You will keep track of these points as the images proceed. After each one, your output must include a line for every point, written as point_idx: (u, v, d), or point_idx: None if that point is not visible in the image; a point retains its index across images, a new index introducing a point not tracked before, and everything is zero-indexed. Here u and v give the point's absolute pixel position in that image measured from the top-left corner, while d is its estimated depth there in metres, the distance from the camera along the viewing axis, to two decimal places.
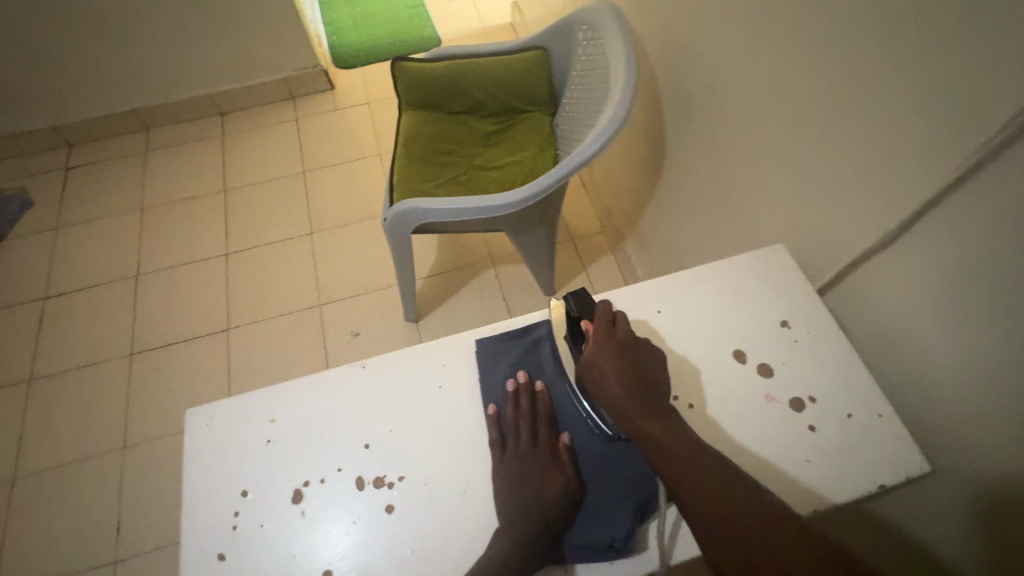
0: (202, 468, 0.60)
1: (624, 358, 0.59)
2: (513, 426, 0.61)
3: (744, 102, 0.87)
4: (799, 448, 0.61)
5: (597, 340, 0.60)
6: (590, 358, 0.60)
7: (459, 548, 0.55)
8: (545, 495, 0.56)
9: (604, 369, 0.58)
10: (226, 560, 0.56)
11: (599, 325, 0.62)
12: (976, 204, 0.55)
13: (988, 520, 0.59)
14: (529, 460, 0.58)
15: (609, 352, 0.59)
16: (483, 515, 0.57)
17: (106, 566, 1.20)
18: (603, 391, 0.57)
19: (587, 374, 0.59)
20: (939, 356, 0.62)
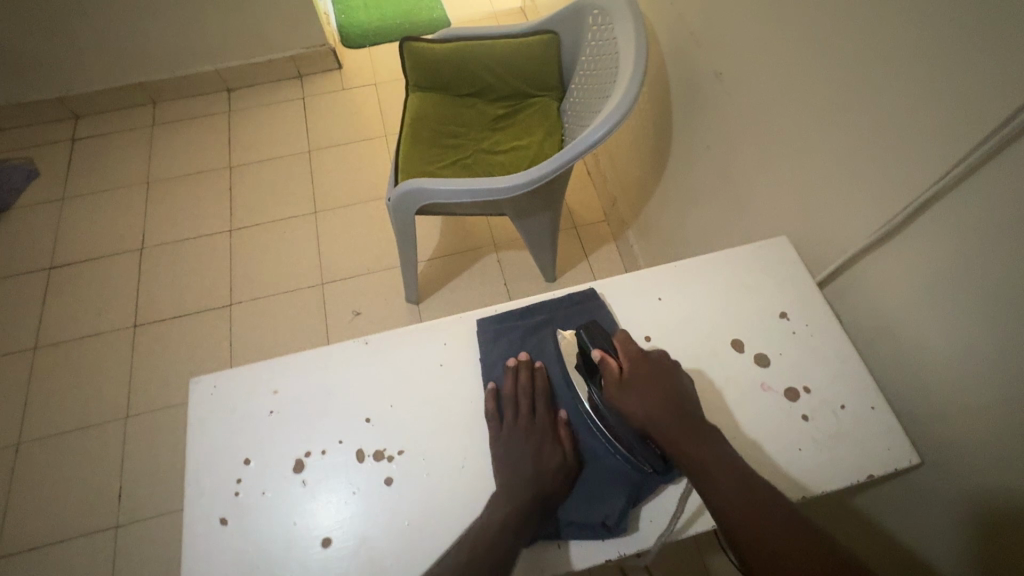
0: (206, 435, 0.61)
1: (655, 383, 0.58)
2: (514, 404, 0.62)
3: (753, 92, 0.87)
4: (793, 436, 0.62)
5: (630, 363, 0.60)
6: (621, 379, 0.58)
7: (453, 512, 0.57)
8: (542, 468, 0.57)
9: (637, 389, 0.57)
10: (229, 524, 0.57)
11: (628, 350, 0.61)
12: (979, 198, 0.55)
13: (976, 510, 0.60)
14: (527, 435, 0.59)
15: (642, 372, 0.59)
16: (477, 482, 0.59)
17: (108, 531, 1.22)
18: (639, 411, 0.56)
19: (616, 398, 0.58)
20: (934, 351, 0.63)
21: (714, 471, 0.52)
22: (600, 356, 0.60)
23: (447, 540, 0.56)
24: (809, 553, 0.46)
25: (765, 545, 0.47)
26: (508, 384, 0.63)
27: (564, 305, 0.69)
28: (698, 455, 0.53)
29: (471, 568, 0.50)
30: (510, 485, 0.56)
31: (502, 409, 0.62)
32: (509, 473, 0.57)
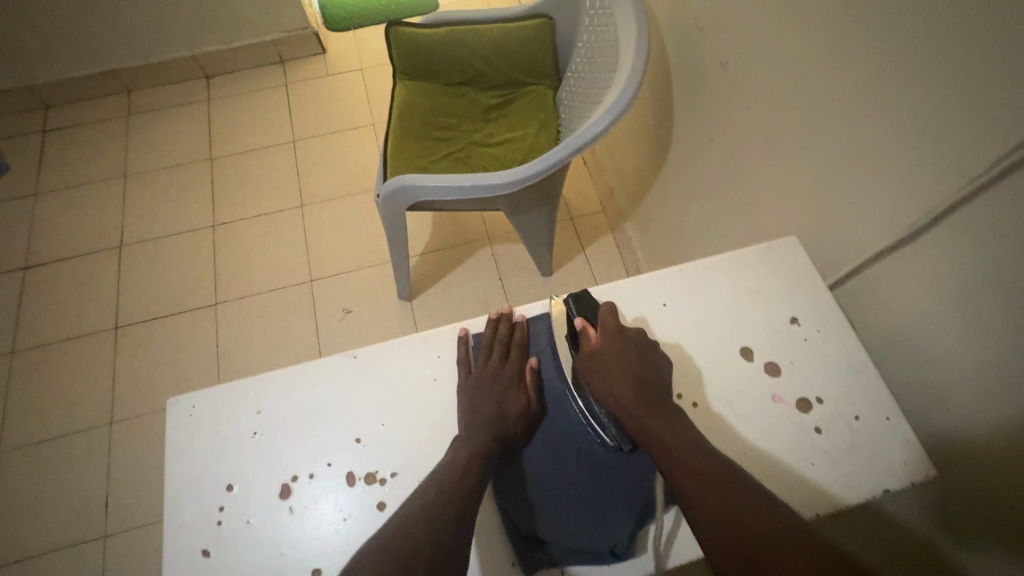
0: (186, 460, 0.57)
1: (627, 354, 0.58)
2: (497, 391, 0.60)
3: (759, 83, 0.82)
4: (805, 450, 0.59)
5: (603, 335, 0.60)
6: (592, 349, 0.60)
7: (418, 453, 0.58)
8: (506, 410, 0.58)
9: (605, 359, 0.58)
10: (211, 556, 0.54)
11: (606, 323, 0.61)
12: (1007, 205, 0.51)
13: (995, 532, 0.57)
14: (496, 379, 0.61)
15: (614, 344, 0.59)
16: (444, 425, 0.60)
17: (96, 541, 1.19)
18: (602, 380, 0.57)
19: (586, 365, 0.59)
20: (950, 363, 0.60)
21: (677, 452, 0.50)
22: (581, 324, 0.62)
23: (406, 485, 0.57)
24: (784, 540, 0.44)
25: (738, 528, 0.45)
26: (489, 361, 0.62)
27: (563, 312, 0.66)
28: (656, 430, 0.52)
29: (422, 512, 0.49)
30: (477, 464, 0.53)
31: (478, 392, 0.60)
32: (479, 451, 0.54)
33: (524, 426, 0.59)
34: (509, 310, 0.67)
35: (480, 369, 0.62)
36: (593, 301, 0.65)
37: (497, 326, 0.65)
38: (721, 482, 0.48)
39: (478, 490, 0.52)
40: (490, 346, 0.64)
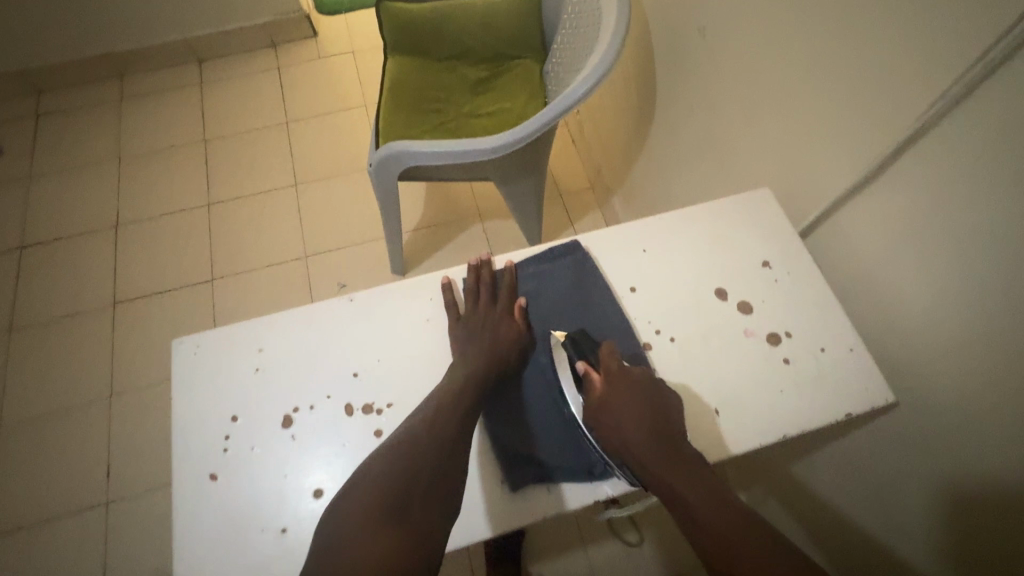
0: (193, 394, 0.60)
1: (636, 403, 0.56)
2: (490, 327, 0.63)
3: (735, 46, 0.86)
4: (774, 379, 0.63)
5: (609, 381, 0.58)
6: (599, 399, 0.57)
7: (413, 386, 0.62)
8: (498, 345, 0.62)
9: (616, 408, 0.56)
10: (219, 480, 0.57)
11: (609, 365, 0.59)
12: (958, 134, 0.55)
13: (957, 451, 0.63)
14: (487, 317, 0.65)
15: (623, 392, 0.57)
16: (438, 360, 0.63)
17: (98, 507, 1.22)
18: (616, 434, 0.55)
19: (595, 416, 0.56)
20: (910, 295, 0.64)
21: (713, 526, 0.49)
22: (583, 369, 0.58)
23: (401, 413, 0.60)
24: None
25: None
26: (477, 303, 0.66)
27: (548, 256, 0.69)
28: (682, 491, 0.51)
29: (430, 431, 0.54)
30: (472, 388, 0.58)
31: (471, 331, 0.63)
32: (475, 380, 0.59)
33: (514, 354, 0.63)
34: (490, 257, 0.70)
35: (469, 309, 0.66)
36: (591, 340, 0.62)
37: (478, 271, 0.69)
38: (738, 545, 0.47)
39: (475, 408, 0.57)
40: (475, 289, 0.68)
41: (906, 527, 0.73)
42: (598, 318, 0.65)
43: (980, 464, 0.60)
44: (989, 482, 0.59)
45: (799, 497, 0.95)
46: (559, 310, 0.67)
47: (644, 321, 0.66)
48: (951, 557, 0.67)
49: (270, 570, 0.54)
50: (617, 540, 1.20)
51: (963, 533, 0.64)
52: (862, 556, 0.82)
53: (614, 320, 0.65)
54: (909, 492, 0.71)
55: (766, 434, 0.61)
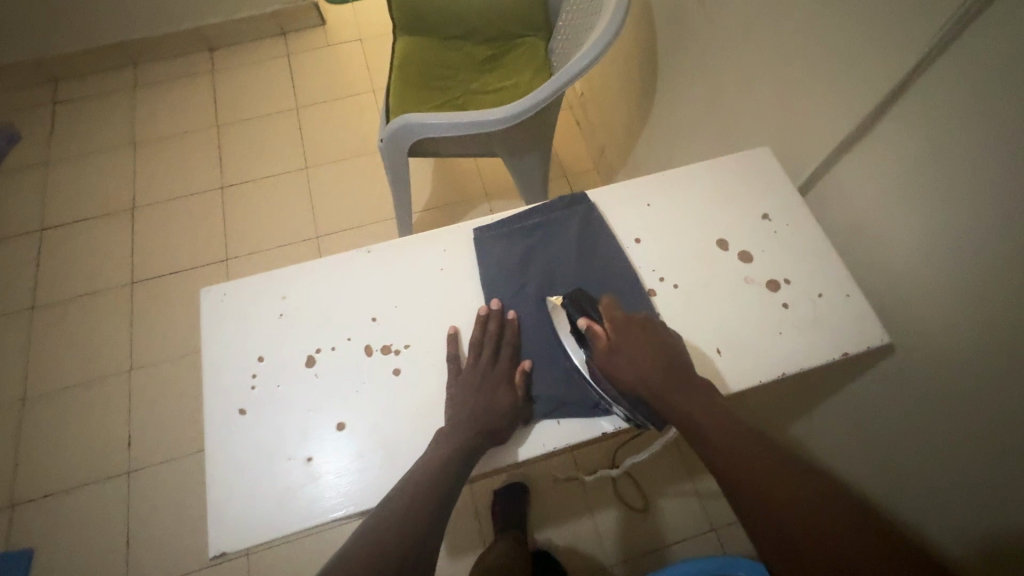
0: (221, 336, 0.64)
1: (643, 343, 0.58)
2: (486, 390, 0.59)
3: (734, 14, 0.89)
4: (773, 322, 0.66)
5: (615, 329, 0.59)
6: (608, 345, 0.58)
7: (428, 329, 0.65)
8: (494, 407, 0.58)
9: (624, 352, 0.57)
10: (247, 414, 0.60)
11: (613, 315, 0.61)
12: (946, 79, 0.57)
13: (954, 389, 0.65)
14: (485, 376, 0.61)
15: (628, 336, 0.58)
16: (452, 304, 0.67)
17: (119, 476, 1.26)
18: (628, 375, 0.56)
19: (605, 361, 0.58)
20: (903, 242, 0.67)
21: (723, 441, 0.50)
22: (586, 324, 0.60)
23: (419, 354, 0.64)
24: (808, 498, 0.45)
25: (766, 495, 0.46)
26: (478, 360, 0.61)
27: (555, 207, 0.73)
28: (695, 415, 0.52)
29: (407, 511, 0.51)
30: (454, 465, 0.54)
31: (466, 391, 0.60)
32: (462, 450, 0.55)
33: (507, 427, 0.58)
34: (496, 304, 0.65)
35: (470, 367, 0.61)
36: (587, 298, 0.63)
37: (486, 323, 0.64)
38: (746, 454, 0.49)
39: (455, 490, 0.54)
40: (480, 341, 0.63)
41: (910, 468, 0.76)
42: (604, 267, 0.68)
43: (975, 400, 0.63)
44: (985, 418, 0.62)
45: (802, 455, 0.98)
46: (566, 258, 0.69)
47: (648, 269, 0.69)
48: (955, 497, 0.69)
49: (296, 496, 0.57)
50: (623, 505, 1.23)
51: (972, 467, 0.66)
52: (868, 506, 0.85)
53: (619, 268, 0.68)
54: (910, 433, 0.74)
55: (765, 372, 0.64)
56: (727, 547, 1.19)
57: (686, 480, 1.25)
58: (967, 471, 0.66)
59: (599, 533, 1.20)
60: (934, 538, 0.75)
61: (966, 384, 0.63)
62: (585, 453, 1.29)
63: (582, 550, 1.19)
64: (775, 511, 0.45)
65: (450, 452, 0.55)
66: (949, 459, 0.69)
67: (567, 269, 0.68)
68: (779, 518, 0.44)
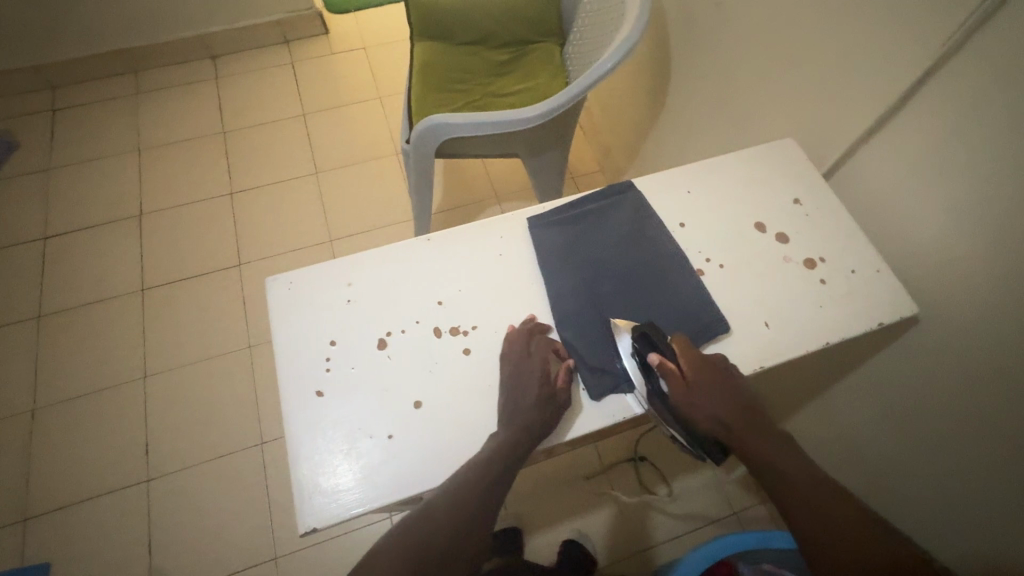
0: (293, 322, 0.66)
1: (717, 383, 0.60)
2: (512, 390, 0.61)
3: (748, 19, 0.94)
4: (814, 296, 0.71)
5: (691, 368, 0.60)
6: (686, 383, 0.59)
7: (494, 311, 0.68)
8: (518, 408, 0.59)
9: (702, 391, 0.59)
10: (325, 395, 0.62)
11: (687, 354, 0.61)
12: (967, 68, 0.62)
13: (971, 361, 0.69)
14: (515, 377, 0.62)
15: (705, 377, 0.60)
16: (513, 286, 0.70)
17: (138, 486, 1.23)
18: (707, 416, 0.58)
19: (683, 400, 0.59)
20: (921, 223, 0.72)
21: (792, 477, 0.54)
22: (659, 361, 0.60)
23: (486, 335, 0.66)
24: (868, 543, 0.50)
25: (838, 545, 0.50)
26: (515, 360, 0.63)
27: (604, 195, 0.77)
28: (777, 461, 0.55)
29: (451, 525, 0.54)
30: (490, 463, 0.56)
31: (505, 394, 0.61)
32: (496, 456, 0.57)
33: (552, 420, 0.60)
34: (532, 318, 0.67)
35: (511, 365, 0.62)
36: (657, 332, 0.63)
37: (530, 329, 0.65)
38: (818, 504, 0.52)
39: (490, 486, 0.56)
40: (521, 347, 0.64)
41: (924, 440, 0.80)
42: (656, 250, 0.72)
43: (989, 369, 0.67)
44: (1001, 386, 0.66)
45: (823, 434, 1.02)
46: (619, 242, 0.72)
47: (695, 250, 0.74)
48: (971, 464, 0.73)
49: (378, 473, 0.58)
50: (646, 492, 1.26)
51: (994, 430, 0.69)
52: (888, 477, 0.89)
53: (671, 250, 0.72)
54: (923, 406, 0.78)
55: (810, 343, 0.68)
56: (747, 526, 1.23)
57: (705, 466, 1.29)
58: (987, 435, 0.70)
59: (625, 522, 1.23)
60: (955, 509, 0.78)
61: (980, 353, 0.68)
62: (608, 444, 1.32)
63: (609, 540, 1.21)
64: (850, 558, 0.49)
65: (503, 442, 0.57)
66: (968, 427, 0.72)
67: (622, 252, 0.72)
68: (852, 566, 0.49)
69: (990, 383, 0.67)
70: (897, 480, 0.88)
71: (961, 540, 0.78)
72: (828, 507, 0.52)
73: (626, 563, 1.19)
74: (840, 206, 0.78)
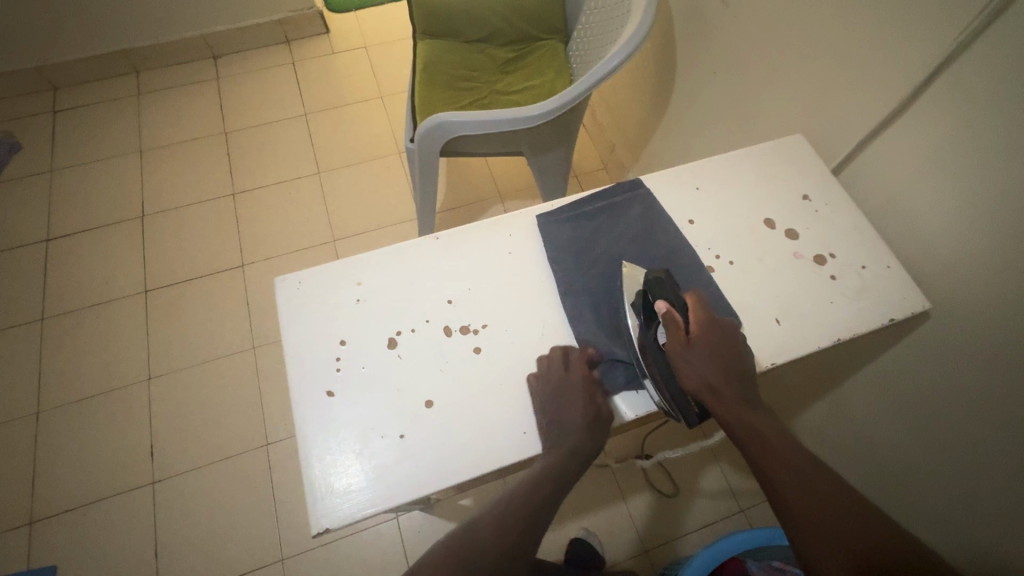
0: (302, 322, 0.66)
1: (718, 350, 0.59)
2: (562, 408, 0.59)
3: (754, 15, 0.94)
4: (825, 292, 0.70)
5: (696, 325, 0.60)
6: (686, 339, 0.59)
7: (505, 309, 0.68)
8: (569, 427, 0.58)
9: (699, 351, 0.58)
10: (335, 395, 0.62)
11: (696, 312, 0.61)
12: (980, 63, 0.61)
13: (982, 359, 0.68)
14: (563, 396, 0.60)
15: (708, 337, 0.59)
16: (524, 285, 0.70)
17: (144, 488, 1.23)
18: (696, 374, 0.57)
19: (677, 354, 0.58)
20: (931, 220, 0.71)
21: (773, 446, 0.53)
22: (665, 308, 0.60)
23: (498, 335, 0.66)
24: (864, 521, 0.47)
25: (832, 520, 0.48)
26: (555, 379, 0.61)
27: (614, 192, 0.76)
28: (765, 433, 0.54)
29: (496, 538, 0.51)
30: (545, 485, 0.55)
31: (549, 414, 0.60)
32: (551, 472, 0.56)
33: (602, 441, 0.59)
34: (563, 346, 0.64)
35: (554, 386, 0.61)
36: (672, 282, 0.62)
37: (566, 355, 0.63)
38: (813, 482, 0.50)
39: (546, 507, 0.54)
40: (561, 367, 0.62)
41: (934, 438, 0.79)
42: (667, 247, 0.72)
43: (999, 367, 0.67)
44: (1012, 384, 0.66)
45: (832, 432, 1.02)
46: (630, 238, 0.72)
47: (704, 247, 0.74)
48: (980, 461, 0.72)
49: (390, 472, 0.58)
50: (653, 490, 1.26)
51: (1003, 428, 0.68)
52: (897, 474, 0.89)
53: (681, 247, 0.72)
54: (933, 403, 0.77)
55: (822, 339, 0.67)
56: (755, 524, 1.23)
57: (712, 463, 1.29)
58: (995, 434, 0.69)
59: (631, 519, 1.23)
60: (964, 506, 0.77)
61: (991, 351, 0.67)
62: (615, 443, 1.31)
63: (616, 538, 1.21)
64: (845, 537, 0.46)
65: (555, 466, 0.56)
66: (976, 425, 0.72)
67: (633, 248, 0.71)
68: (848, 541, 0.46)
69: (1000, 381, 0.67)
70: (906, 477, 0.87)
71: (969, 538, 0.77)
72: (825, 483, 0.50)
73: (634, 561, 1.18)
74: (851, 203, 0.78)
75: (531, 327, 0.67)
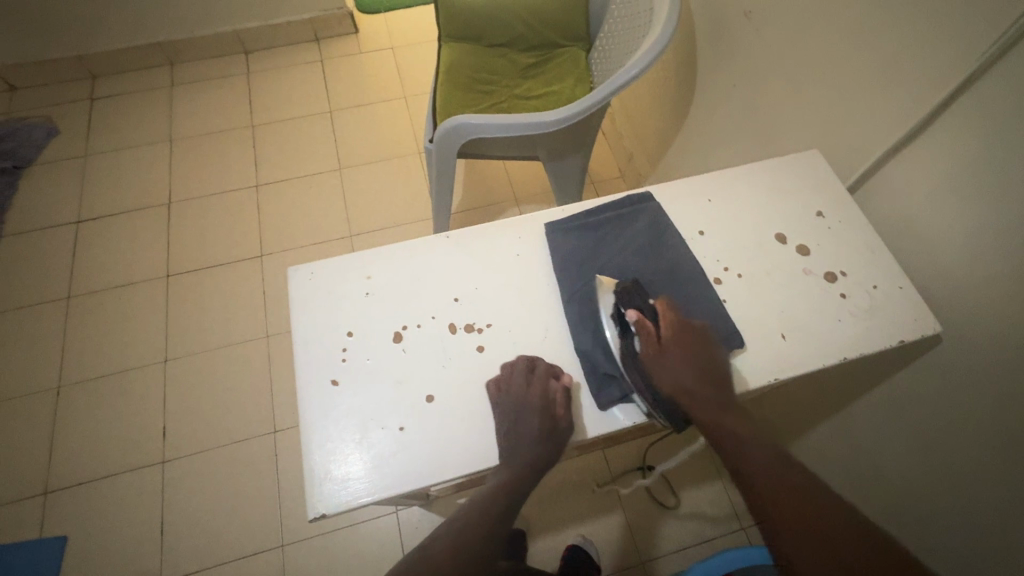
0: (312, 312, 0.68)
1: (689, 354, 0.61)
2: (519, 417, 0.59)
3: (777, 29, 0.94)
4: (834, 310, 0.70)
5: (668, 330, 0.63)
6: (658, 345, 0.61)
7: (510, 311, 0.68)
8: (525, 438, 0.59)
9: (672, 355, 0.61)
10: (340, 384, 0.63)
11: (667, 317, 0.64)
12: (1003, 83, 0.60)
13: (995, 385, 0.67)
14: (525, 404, 0.60)
15: (680, 342, 0.62)
16: (529, 288, 0.70)
17: (154, 466, 1.26)
18: (671, 378, 0.59)
19: (650, 360, 0.61)
20: (946, 241, 0.70)
21: (768, 460, 0.53)
22: (636, 317, 0.62)
23: (502, 336, 0.67)
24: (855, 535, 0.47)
25: (824, 533, 0.48)
26: (513, 389, 0.61)
27: (624, 204, 0.77)
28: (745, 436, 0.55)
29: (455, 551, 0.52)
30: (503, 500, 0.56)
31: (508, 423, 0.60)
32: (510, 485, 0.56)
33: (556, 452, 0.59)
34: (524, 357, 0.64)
35: (512, 393, 0.61)
36: (639, 292, 0.65)
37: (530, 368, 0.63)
38: (804, 494, 0.50)
39: (502, 522, 0.55)
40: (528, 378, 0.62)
41: (941, 464, 0.77)
42: (672, 259, 0.72)
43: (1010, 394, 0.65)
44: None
45: (838, 453, 1.00)
46: (635, 249, 0.72)
47: (712, 260, 0.73)
48: (987, 491, 0.70)
49: (388, 462, 0.59)
50: (653, 501, 1.25)
51: (1012, 456, 0.66)
52: (902, 500, 0.87)
53: (686, 260, 0.72)
54: (940, 428, 0.76)
55: (827, 357, 0.67)
56: (755, 542, 1.21)
57: (714, 479, 1.27)
58: (1003, 463, 0.67)
59: (628, 530, 1.22)
60: (968, 537, 0.75)
61: (1004, 378, 0.65)
62: (616, 452, 1.31)
63: (611, 547, 1.20)
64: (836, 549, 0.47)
65: (512, 479, 0.57)
66: (984, 452, 0.70)
67: (637, 260, 0.72)
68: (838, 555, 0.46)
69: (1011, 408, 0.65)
70: (910, 503, 0.85)
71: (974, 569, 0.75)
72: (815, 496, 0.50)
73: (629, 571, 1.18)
74: (865, 225, 0.76)
75: (536, 330, 0.67)
